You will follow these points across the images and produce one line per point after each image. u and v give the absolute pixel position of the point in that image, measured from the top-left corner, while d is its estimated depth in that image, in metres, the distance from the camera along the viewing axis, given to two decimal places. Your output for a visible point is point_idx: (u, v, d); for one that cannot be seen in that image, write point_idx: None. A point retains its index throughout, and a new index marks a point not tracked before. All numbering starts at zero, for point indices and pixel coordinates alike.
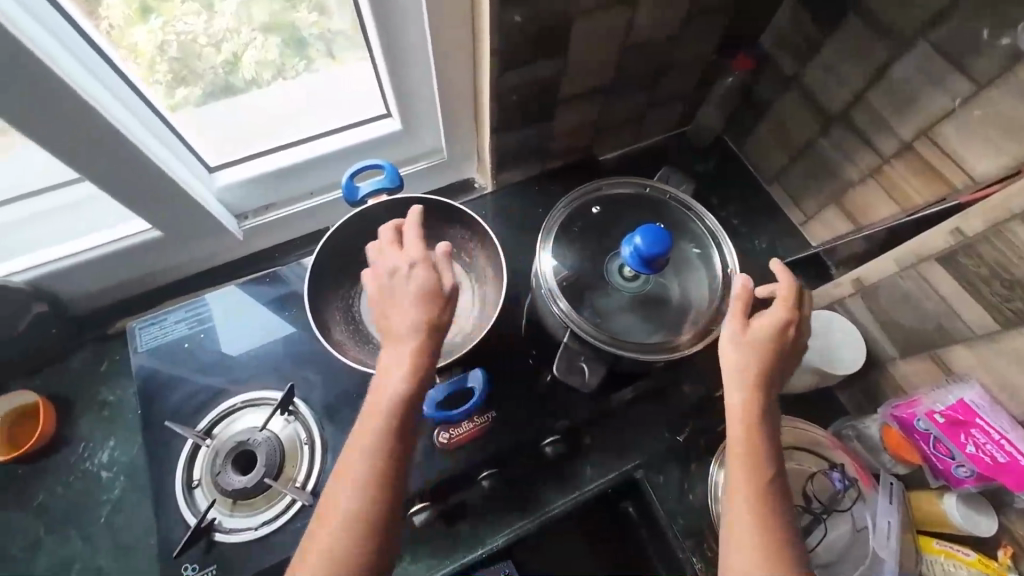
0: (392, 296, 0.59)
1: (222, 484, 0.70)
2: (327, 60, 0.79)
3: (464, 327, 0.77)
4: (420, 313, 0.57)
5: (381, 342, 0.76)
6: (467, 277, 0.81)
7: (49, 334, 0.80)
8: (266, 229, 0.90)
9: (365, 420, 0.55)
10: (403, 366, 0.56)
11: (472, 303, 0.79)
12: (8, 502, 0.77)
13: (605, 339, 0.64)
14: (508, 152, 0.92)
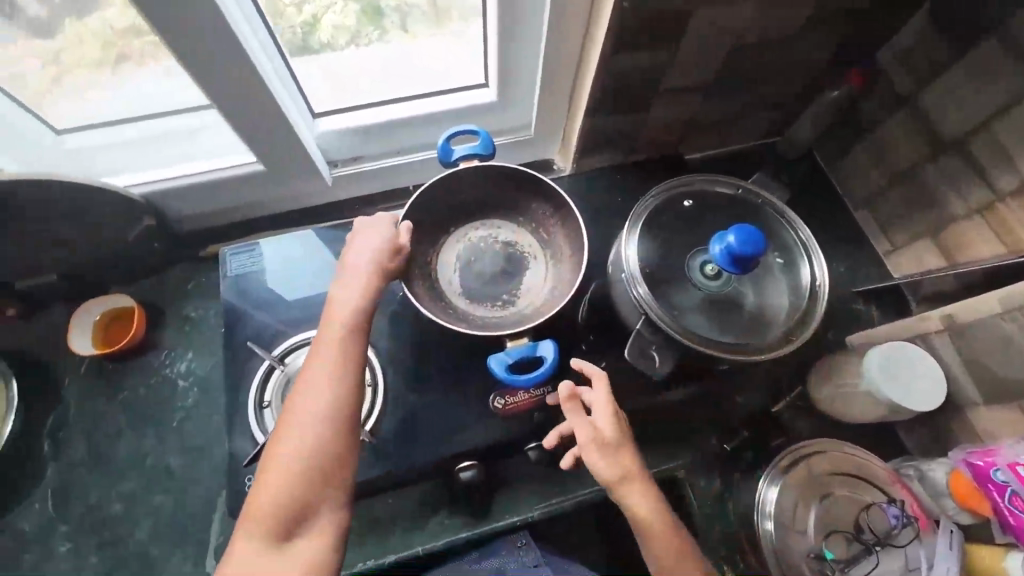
0: (347, 257, 0.69)
1: None
2: (400, 33, 0.84)
3: (533, 302, 0.80)
4: (371, 266, 0.67)
5: (453, 301, 0.78)
6: (544, 255, 0.82)
7: (151, 247, 0.87)
8: (352, 180, 0.94)
9: (310, 359, 0.63)
10: (353, 299, 0.65)
11: (545, 280, 0.81)
12: (98, 393, 0.85)
13: (680, 331, 0.64)
14: (596, 136, 0.91)
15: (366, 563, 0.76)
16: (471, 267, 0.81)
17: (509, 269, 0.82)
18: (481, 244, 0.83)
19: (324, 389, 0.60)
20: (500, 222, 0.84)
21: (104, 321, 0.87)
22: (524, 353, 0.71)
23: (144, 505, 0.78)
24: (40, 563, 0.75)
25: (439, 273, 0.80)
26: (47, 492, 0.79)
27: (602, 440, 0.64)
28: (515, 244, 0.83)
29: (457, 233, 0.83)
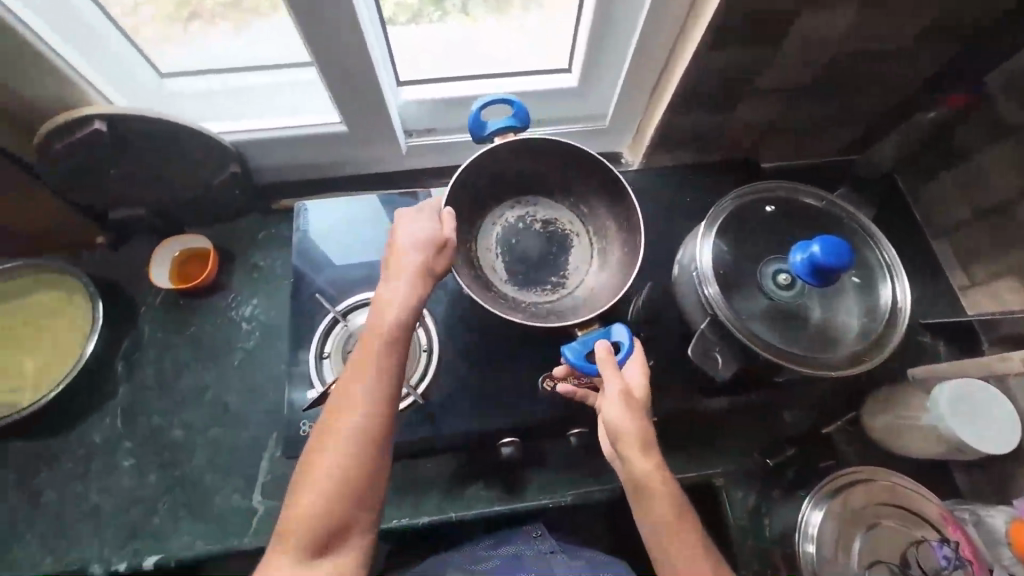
0: (394, 261, 0.67)
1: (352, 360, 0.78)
2: (461, 16, 0.86)
3: (582, 282, 0.82)
4: (417, 271, 0.66)
5: (501, 287, 0.79)
6: (587, 234, 0.84)
7: (232, 193, 0.91)
8: (424, 151, 0.96)
9: (352, 369, 0.62)
10: (399, 304, 0.64)
11: (591, 259, 0.83)
12: (169, 325, 0.90)
13: (749, 337, 0.63)
14: (671, 132, 0.91)
15: (401, 521, 0.78)
16: (513, 250, 0.83)
17: (553, 248, 0.84)
18: (518, 224, 0.84)
19: (367, 402, 0.60)
20: (534, 201, 0.85)
21: (182, 258, 0.92)
22: (595, 343, 0.69)
23: (202, 434, 0.83)
24: (104, 475, 0.80)
25: (481, 260, 0.81)
26: (116, 410, 0.84)
27: (630, 394, 0.63)
28: (556, 222, 0.85)
29: (494, 216, 0.84)
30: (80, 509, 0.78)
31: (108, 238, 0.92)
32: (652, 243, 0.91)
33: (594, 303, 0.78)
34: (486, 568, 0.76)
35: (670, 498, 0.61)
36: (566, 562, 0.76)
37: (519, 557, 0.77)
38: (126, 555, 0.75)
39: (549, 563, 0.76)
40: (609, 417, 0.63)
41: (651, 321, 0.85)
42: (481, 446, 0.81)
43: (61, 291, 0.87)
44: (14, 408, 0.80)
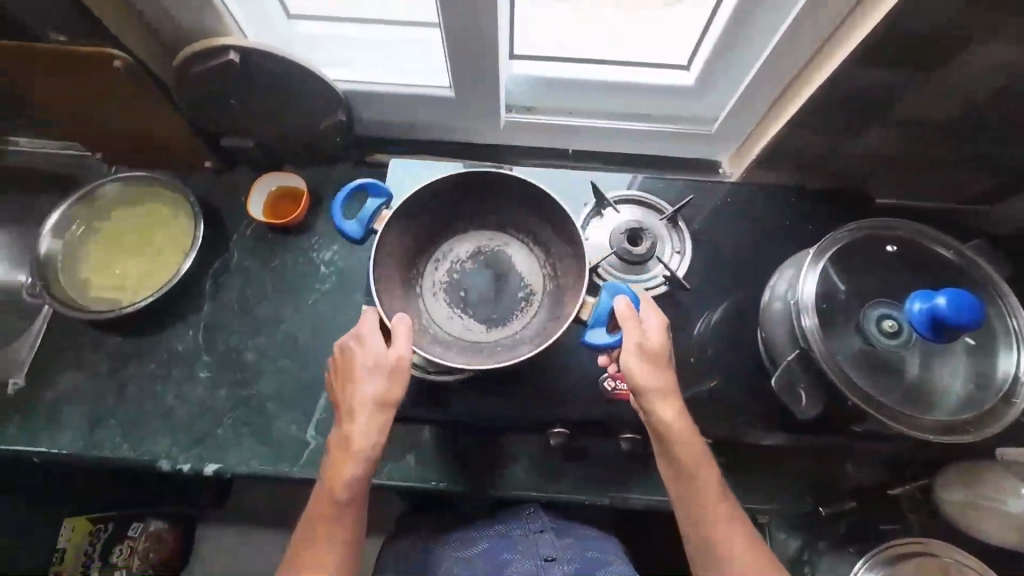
0: (353, 398, 0.67)
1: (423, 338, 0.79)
2: None
3: (544, 277, 0.81)
4: (376, 407, 0.67)
5: (490, 338, 0.77)
6: (521, 235, 0.82)
7: (333, 139, 0.94)
8: (522, 128, 0.96)
9: (316, 516, 0.65)
10: (359, 448, 0.65)
11: (534, 255, 0.82)
12: (256, 255, 0.95)
13: (843, 380, 0.59)
14: (782, 149, 0.86)
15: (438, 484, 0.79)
16: (470, 302, 0.81)
17: (494, 272, 0.82)
18: (455, 277, 0.82)
19: (332, 552, 0.64)
20: (447, 250, 0.83)
21: (276, 194, 0.96)
22: (606, 314, 0.69)
23: (271, 363, 0.88)
24: (181, 381, 0.87)
25: (453, 332, 0.78)
26: (200, 324, 0.90)
27: (650, 350, 0.67)
28: (478, 249, 0.83)
29: (426, 288, 0.81)
30: (157, 408, 0.85)
31: (214, 163, 0.97)
32: (737, 261, 0.87)
33: (571, 287, 0.75)
34: (477, 549, 0.76)
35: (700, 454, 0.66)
36: (553, 538, 0.75)
37: (510, 535, 0.76)
38: (190, 458, 0.82)
39: (538, 540, 0.75)
40: (634, 376, 0.67)
41: (723, 339, 0.83)
42: (528, 429, 0.81)
43: (170, 206, 0.94)
44: (118, 305, 0.88)
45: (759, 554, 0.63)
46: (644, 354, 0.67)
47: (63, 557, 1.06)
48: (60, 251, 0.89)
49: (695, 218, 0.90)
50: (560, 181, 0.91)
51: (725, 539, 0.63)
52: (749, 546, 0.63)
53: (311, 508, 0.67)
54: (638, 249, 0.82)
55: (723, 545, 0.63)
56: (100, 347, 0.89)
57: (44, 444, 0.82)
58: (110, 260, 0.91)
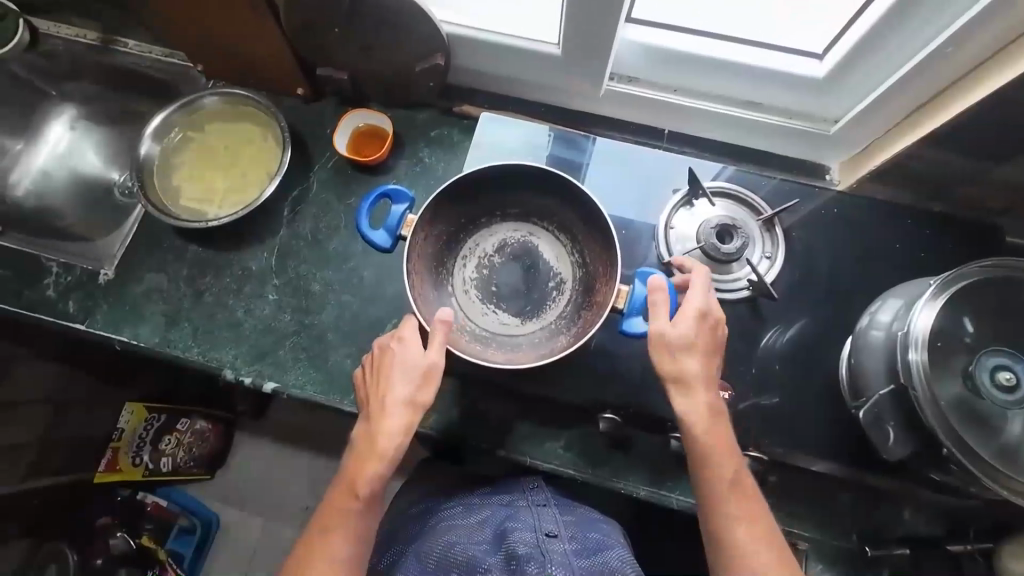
0: (383, 398, 0.65)
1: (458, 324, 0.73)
2: None
3: (574, 267, 0.75)
4: (408, 404, 0.64)
5: (527, 333, 0.73)
6: (549, 227, 0.76)
7: (425, 83, 0.92)
8: (620, 99, 0.91)
9: (331, 512, 0.62)
10: (386, 443, 0.63)
11: (561, 243, 0.76)
12: (333, 188, 0.95)
13: (943, 425, 0.53)
14: (909, 163, 0.78)
15: (478, 443, 0.80)
16: (502, 296, 0.75)
17: (524, 263, 0.76)
18: (484, 271, 0.76)
19: (343, 549, 0.60)
20: (473, 246, 0.77)
21: (361, 130, 0.96)
22: (642, 300, 0.67)
23: (335, 296, 0.89)
24: (251, 298, 0.90)
25: (489, 330, 0.74)
26: (274, 247, 0.92)
27: (684, 334, 0.62)
28: (505, 242, 0.77)
29: (457, 286, 0.75)
30: (226, 320, 0.89)
31: (306, 91, 0.97)
32: (829, 276, 0.81)
33: (602, 276, 0.70)
34: (480, 518, 0.74)
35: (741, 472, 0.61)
36: (555, 514, 0.71)
37: (513, 505, 0.75)
38: (252, 371, 0.86)
39: (540, 514, 0.71)
40: (666, 366, 0.62)
41: (799, 356, 0.78)
42: (576, 408, 0.80)
43: (260, 128, 0.95)
44: (202, 217, 0.91)
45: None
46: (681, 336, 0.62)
47: (122, 437, 1.17)
48: (157, 155, 0.93)
49: (793, 225, 0.83)
50: (654, 161, 0.86)
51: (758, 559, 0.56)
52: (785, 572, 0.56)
53: (325, 503, 0.63)
54: (727, 247, 0.77)
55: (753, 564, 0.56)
56: (182, 254, 0.93)
57: (127, 334, 0.89)
58: (200, 172, 0.94)
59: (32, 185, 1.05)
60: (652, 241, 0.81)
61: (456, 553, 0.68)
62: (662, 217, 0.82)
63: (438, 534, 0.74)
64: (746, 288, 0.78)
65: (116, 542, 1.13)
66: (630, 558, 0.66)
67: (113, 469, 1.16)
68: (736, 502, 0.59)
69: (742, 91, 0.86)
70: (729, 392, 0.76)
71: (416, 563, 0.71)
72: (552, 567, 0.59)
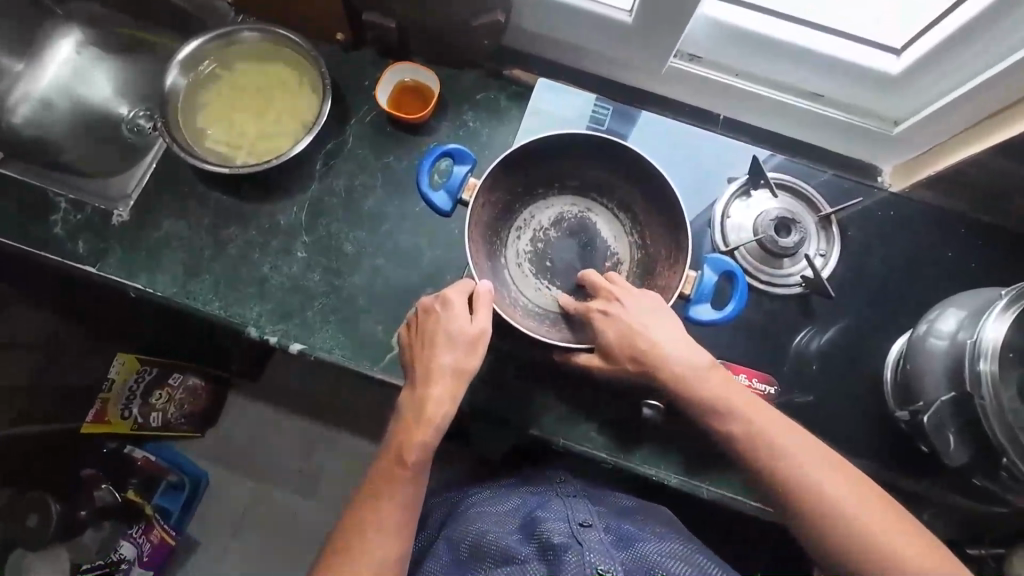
0: (428, 364, 0.61)
1: (512, 298, 0.70)
2: None
3: (632, 248, 0.72)
4: (455, 369, 0.60)
5: None
6: (609, 204, 0.73)
7: (478, 40, 0.87)
8: (681, 78, 0.87)
9: (379, 481, 0.58)
10: (433, 413, 0.59)
11: (621, 222, 0.73)
12: (370, 144, 0.90)
13: (1004, 434, 0.54)
14: (972, 172, 0.77)
15: (512, 420, 0.78)
16: (557, 273, 0.72)
17: (581, 241, 0.73)
18: (538, 245, 0.73)
19: (394, 514, 0.57)
20: (528, 218, 0.73)
21: (405, 86, 0.90)
22: (709, 287, 0.68)
23: (368, 259, 0.85)
24: (278, 254, 0.85)
25: (541, 306, 0.71)
26: (304, 202, 0.87)
27: (631, 305, 0.61)
28: (562, 216, 0.74)
29: (510, 258, 0.72)
30: (251, 275, 0.84)
31: (346, 36, 0.90)
32: (876, 279, 0.80)
33: (665, 260, 0.68)
34: (511, 507, 0.73)
35: (794, 430, 0.55)
36: (587, 505, 0.70)
37: (544, 494, 0.74)
38: (278, 330, 0.82)
39: (572, 505, 0.70)
40: (623, 320, 0.60)
41: (839, 357, 0.78)
42: (616, 392, 0.78)
43: (295, 72, 0.88)
44: (229, 162, 0.85)
45: (863, 498, 0.51)
46: (624, 307, 0.61)
47: (110, 389, 1.11)
48: (182, 89, 0.85)
49: (846, 224, 0.82)
50: (714, 145, 0.83)
51: (810, 476, 0.52)
52: (848, 490, 0.51)
53: (369, 473, 0.60)
54: (785, 241, 0.76)
55: (810, 486, 0.52)
56: (205, 201, 0.87)
57: (142, 281, 0.83)
58: (229, 114, 0.87)
59: (31, 111, 0.96)
60: (708, 228, 0.79)
61: (488, 541, 0.66)
62: (718, 205, 0.79)
63: (468, 522, 0.72)
64: (799, 284, 0.77)
65: (100, 495, 1.11)
66: (669, 546, 0.64)
67: (102, 420, 1.11)
68: (764, 432, 0.54)
69: (809, 82, 0.83)
70: (773, 386, 0.75)
71: (448, 551, 0.69)
72: (592, 558, 0.58)
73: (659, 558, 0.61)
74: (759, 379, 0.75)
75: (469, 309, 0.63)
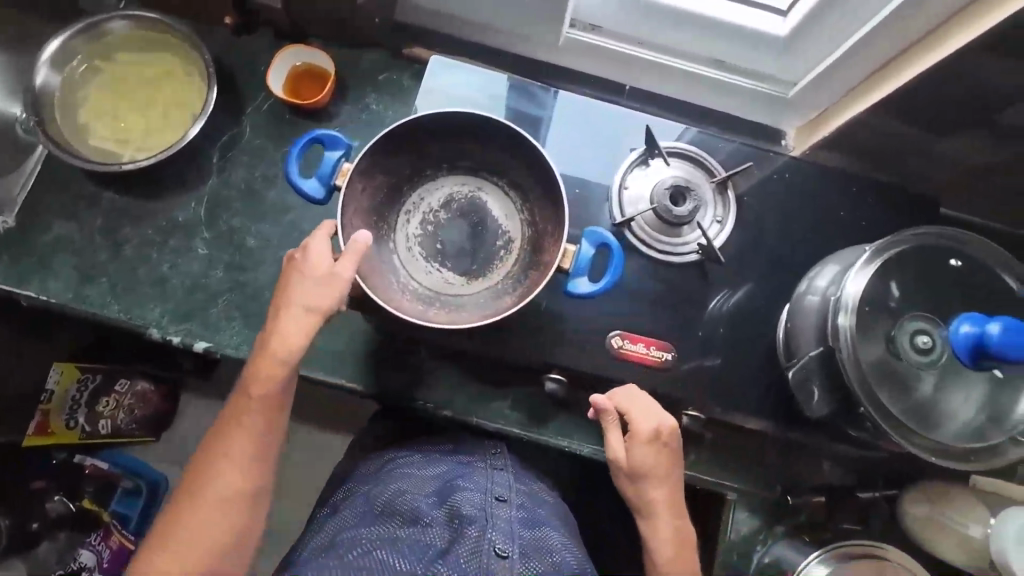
0: (282, 304, 0.60)
1: (400, 282, 0.70)
2: None
3: (523, 225, 0.73)
4: (309, 314, 0.59)
5: (471, 292, 0.71)
6: (499, 181, 0.73)
7: (372, 19, 0.84)
8: (582, 50, 0.86)
9: (233, 412, 0.60)
10: (286, 354, 0.59)
11: (511, 200, 0.73)
12: (267, 134, 0.87)
13: (858, 382, 0.57)
14: (861, 131, 0.78)
15: (426, 404, 0.78)
16: (448, 254, 0.72)
17: (471, 222, 0.73)
18: (427, 227, 0.73)
19: (245, 447, 0.59)
20: (418, 200, 0.73)
21: (299, 70, 0.87)
22: (586, 260, 0.69)
23: (272, 252, 0.83)
24: (177, 253, 0.83)
25: (432, 288, 0.71)
26: (202, 197, 0.85)
27: (667, 443, 0.69)
28: (452, 197, 0.73)
29: (399, 243, 0.72)
30: (150, 275, 0.82)
31: (235, 21, 0.87)
32: (775, 242, 0.82)
33: (551, 236, 0.69)
34: (434, 471, 0.70)
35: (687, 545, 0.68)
36: (509, 479, 0.69)
37: (471, 465, 0.71)
38: (181, 331, 0.80)
39: (494, 476, 0.70)
40: (660, 461, 0.68)
41: (742, 321, 0.79)
42: (523, 370, 0.78)
43: (181, 61, 0.84)
44: (115, 161, 0.81)
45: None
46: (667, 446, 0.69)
47: (51, 398, 1.00)
48: (58, 86, 0.81)
49: (746, 190, 0.83)
50: (612, 117, 0.83)
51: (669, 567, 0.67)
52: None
53: (230, 403, 0.61)
54: (679, 210, 0.77)
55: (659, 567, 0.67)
56: (96, 201, 0.84)
57: (35, 289, 0.80)
58: (112, 109, 0.83)
59: None
60: (606, 202, 0.79)
61: (402, 501, 0.65)
62: (617, 177, 0.80)
63: (389, 479, 0.69)
64: (695, 251, 0.79)
65: (53, 507, 1.06)
66: (568, 541, 0.66)
67: (44, 432, 1.00)
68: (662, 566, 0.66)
69: (725, 54, 0.83)
70: (671, 353, 0.77)
71: (362, 507, 0.66)
72: (492, 536, 0.59)
73: (559, 546, 0.63)
74: (657, 347, 0.77)
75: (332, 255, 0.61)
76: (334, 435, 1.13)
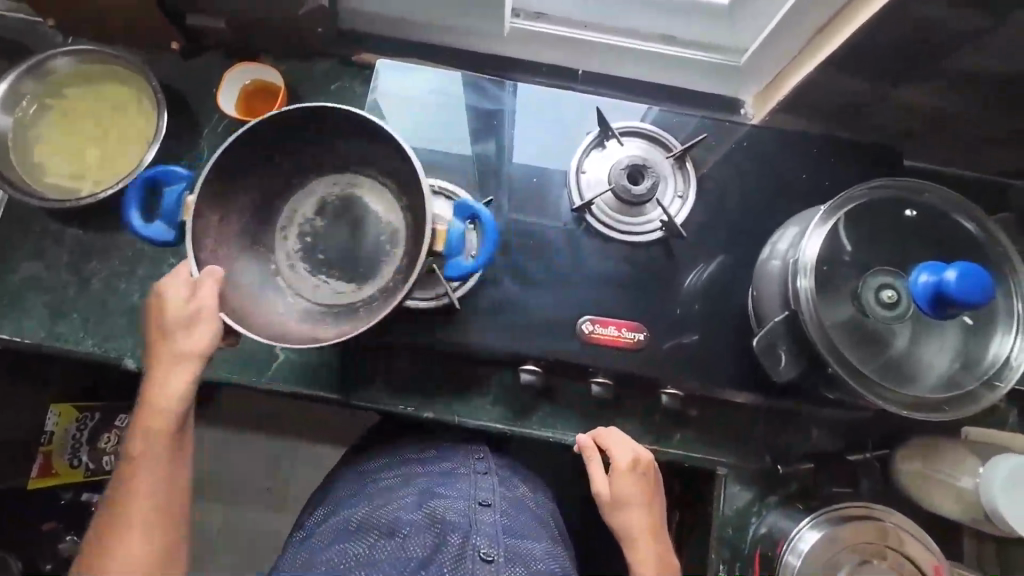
0: (155, 350, 0.62)
1: (287, 303, 0.69)
2: None
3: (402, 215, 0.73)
4: (181, 355, 0.61)
5: (364, 296, 0.71)
6: (366, 178, 0.74)
7: (316, 28, 0.83)
8: (529, 38, 0.86)
9: (131, 458, 0.62)
10: (168, 396, 0.61)
11: (387, 190, 0.73)
12: None
13: (824, 342, 0.56)
14: (814, 91, 0.77)
15: (406, 408, 0.77)
16: (333, 262, 0.73)
17: (347, 225, 0.74)
18: (306, 239, 0.73)
19: (146, 487, 0.61)
20: (290, 215, 0.73)
21: (249, 88, 0.87)
22: (459, 235, 0.69)
23: None
24: (146, 281, 0.83)
25: (323, 302, 0.71)
26: None
27: (647, 474, 0.69)
28: (324, 203, 0.74)
29: (281, 262, 0.72)
30: (120, 306, 0.82)
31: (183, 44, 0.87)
32: (742, 212, 0.81)
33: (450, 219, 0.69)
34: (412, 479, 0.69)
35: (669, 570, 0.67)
36: (493, 483, 0.69)
37: (454, 473, 0.69)
38: None
39: (477, 481, 0.69)
40: (640, 491, 0.68)
41: (715, 294, 0.79)
42: (500, 365, 0.78)
43: (130, 90, 0.84)
44: (73, 195, 0.81)
45: None
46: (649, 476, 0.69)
47: (51, 440, 0.93)
48: (10, 127, 0.81)
49: (708, 162, 0.82)
50: (565, 103, 0.82)
51: None
52: None
53: (125, 450, 0.63)
54: (637, 189, 0.77)
55: None
56: (61, 238, 0.84)
57: (8, 330, 0.80)
58: (66, 144, 0.83)
59: None
60: (565, 187, 0.79)
61: (379, 513, 0.64)
62: (573, 162, 0.80)
63: (368, 494, 0.68)
64: (659, 229, 0.78)
65: (65, 546, 0.98)
66: (552, 548, 0.66)
67: (48, 474, 0.93)
68: None
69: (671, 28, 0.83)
70: (643, 333, 0.76)
71: (338, 524, 0.65)
72: (478, 542, 0.60)
73: (542, 555, 0.63)
74: (630, 327, 0.76)
75: (192, 288, 0.62)
76: (329, 449, 1.12)
